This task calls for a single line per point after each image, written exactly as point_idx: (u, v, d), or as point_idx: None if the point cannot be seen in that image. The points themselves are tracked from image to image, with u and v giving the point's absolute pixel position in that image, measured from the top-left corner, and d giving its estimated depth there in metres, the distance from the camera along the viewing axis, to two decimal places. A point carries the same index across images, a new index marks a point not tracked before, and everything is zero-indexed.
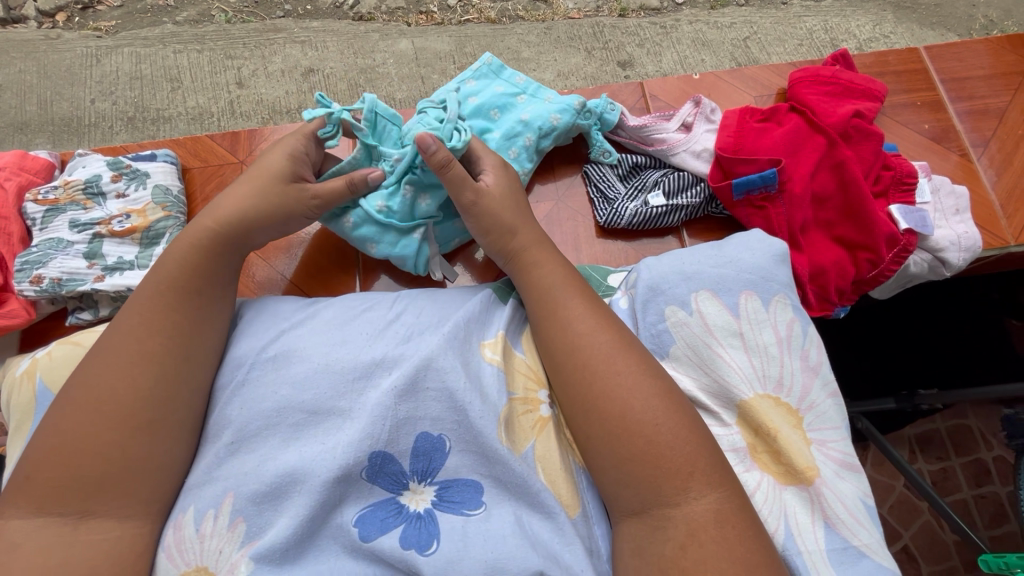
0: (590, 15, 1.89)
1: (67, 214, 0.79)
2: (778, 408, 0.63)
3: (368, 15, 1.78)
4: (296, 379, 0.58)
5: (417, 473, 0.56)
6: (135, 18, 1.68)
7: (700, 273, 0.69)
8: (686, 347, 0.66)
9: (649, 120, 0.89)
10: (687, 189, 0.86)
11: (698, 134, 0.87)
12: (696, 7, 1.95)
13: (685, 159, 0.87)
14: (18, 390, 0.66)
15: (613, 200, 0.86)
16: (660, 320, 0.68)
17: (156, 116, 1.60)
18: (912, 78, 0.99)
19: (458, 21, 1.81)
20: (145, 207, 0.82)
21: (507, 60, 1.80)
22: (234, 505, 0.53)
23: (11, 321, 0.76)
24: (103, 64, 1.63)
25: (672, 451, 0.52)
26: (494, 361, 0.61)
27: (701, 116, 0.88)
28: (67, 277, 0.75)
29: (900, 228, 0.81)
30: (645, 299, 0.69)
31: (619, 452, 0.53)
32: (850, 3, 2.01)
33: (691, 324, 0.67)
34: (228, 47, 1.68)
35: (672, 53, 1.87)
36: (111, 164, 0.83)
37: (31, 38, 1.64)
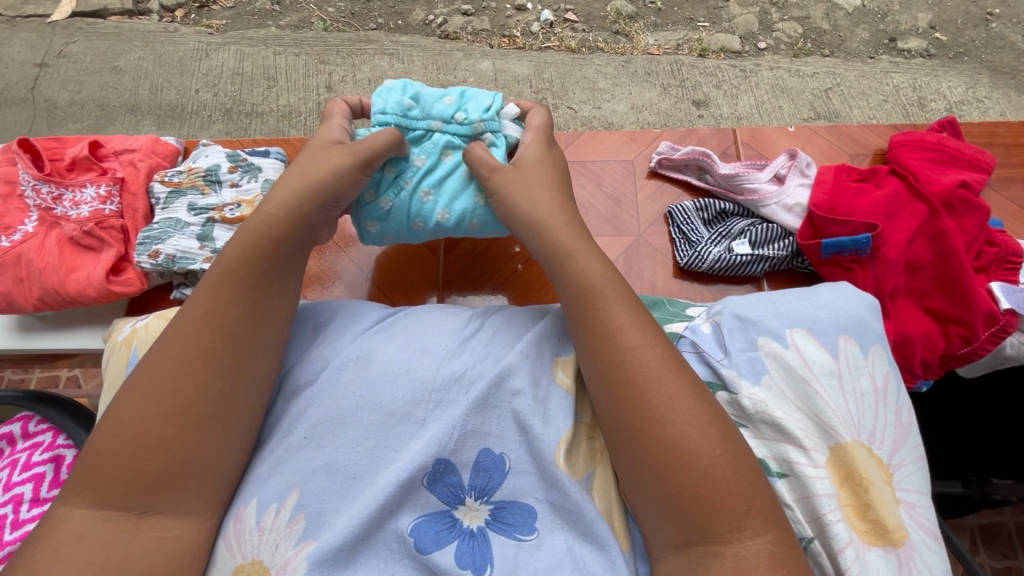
0: (669, 52, 1.93)
1: (188, 198, 0.86)
2: (872, 459, 0.59)
3: (454, 34, 1.88)
4: (374, 382, 0.61)
5: (474, 489, 0.57)
6: (243, 19, 1.83)
7: (794, 312, 0.67)
8: (780, 378, 0.63)
9: (740, 169, 0.90)
10: (773, 241, 0.86)
11: (792, 187, 0.86)
12: (778, 54, 1.97)
13: (775, 211, 0.86)
14: (115, 354, 0.71)
15: (696, 243, 0.86)
16: (751, 349, 0.66)
17: (251, 110, 1.71)
18: (1021, 152, 0.95)
19: (539, 47, 1.89)
20: (253, 198, 0.87)
21: (583, 88, 1.83)
22: (298, 501, 0.55)
23: (125, 289, 0.83)
24: (211, 59, 1.76)
25: (728, 487, 0.49)
26: (564, 384, 0.62)
27: (795, 169, 0.87)
28: (179, 255, 0.81)
29: (1002, 307, 0.77)
30: (733, 327, 0.68)
31: (663, 481, 0.50)
32: (941, 63, 1.98)
33: (786, 358, 0.64)
34: (323, 53, 1.80)
35: (749, 98, 1.86)
36: (230, 156, 0.89)
37: (152, 30, 1.80)
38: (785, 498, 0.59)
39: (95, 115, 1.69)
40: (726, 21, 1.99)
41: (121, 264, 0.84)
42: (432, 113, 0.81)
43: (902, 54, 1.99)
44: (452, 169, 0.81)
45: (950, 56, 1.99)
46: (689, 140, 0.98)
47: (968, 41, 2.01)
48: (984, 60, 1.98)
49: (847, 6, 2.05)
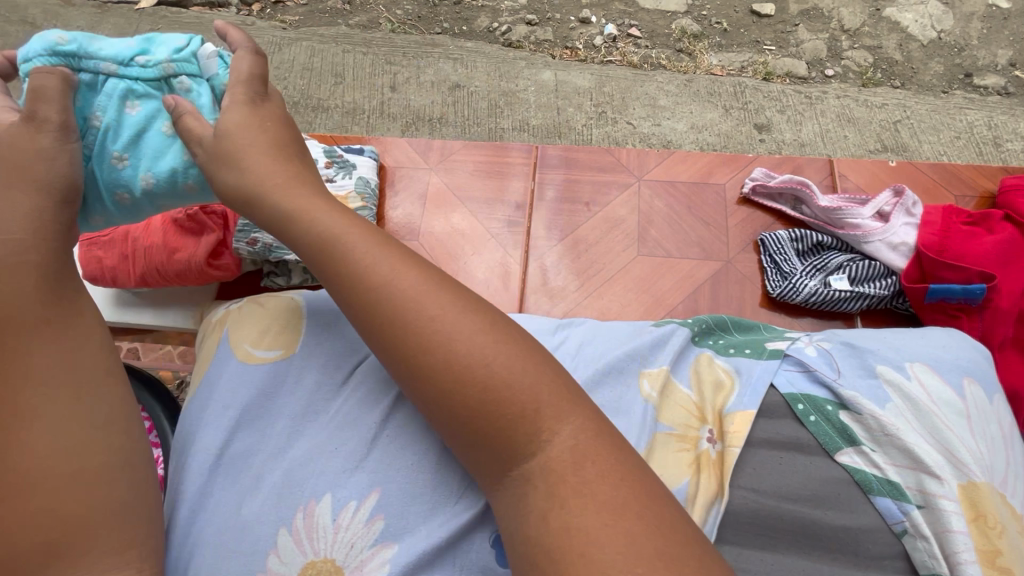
0: (732, 74, 1.90)
1: None
2: (1005, 505, 0.53)
3: (517, 42, 1.90)
4: None
5: None
6: (315, 17, 1.89)
7: (910, 347, 0.63)
8: (905, 407, 0.58)
9: (840, 203, 0.89)
10: (874, 278, 0.85)
11: (897, 225, 0.85)
12: (846, 82, 1.92)
13: (879, 249, 0.85)
14: (210, 334, 0.71)
15: (790, 275, 0.87)
16: (871, 376, 0.60)
17: (317, 105, 1.76)
18: None
19: (601, 61, 1.89)
20: (348, 195, 0.89)
21: (643, 105, 1.82)
22: (378, 501, 0.56)
23: (221, 273, 0.90)
24: (283, 53, 1.82)
25: (506, 391, 0.50)
26: (647, 397, 0.63)
27: (900, 208, 0.86)
28: (275, 245, 0.86)
29: None
30: (846, 352, 0.63)
31: (457, 402, 0.50)
32: (1020, 103, 1.90)
33: (910, 391, 0.58)
34: (390, 54, 1.84)
35: (813, 125, 1.82)
36: (327, 151, 0.91)
37: (231, 22, 1.88)
38: (920, 531, 0.53)
39: None
40: (793, 45, 1.96)
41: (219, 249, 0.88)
42: (104, 54, 0.68)
43: (979, 90, 1.92)
44: (142, 125, 0.70)
45: None
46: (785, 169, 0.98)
47: None
48: None
49: (922, 37, 1.99)
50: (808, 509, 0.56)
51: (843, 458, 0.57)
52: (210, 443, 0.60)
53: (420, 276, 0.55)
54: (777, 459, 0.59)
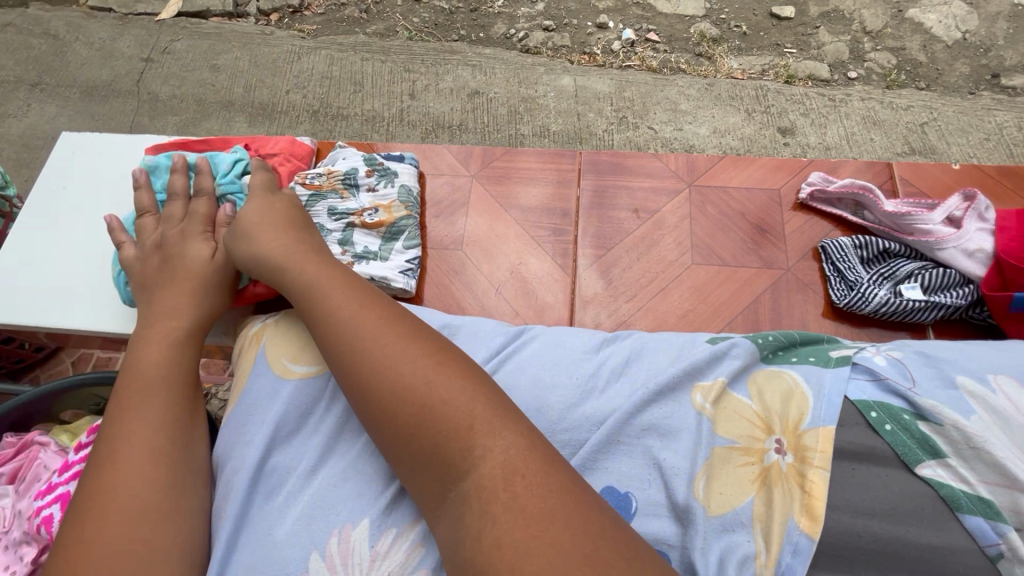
0: (754, 77, 1.88)
1: (327, 202, 0.87)
2: None
3: (535, 48, 1.89)
4: None
5: None
6: (333, 26, 1.90)
7: (990, 358, 0.60)
8: (994, 421, 0.55)
9: (905, 208, 0.87)
10: (948, 287, 0.82)
11: (971, 231, 0.82)
12: (869, 84, 1.89)
13: (953, 256, 0.82)
14: (247, 349, 0.71)
15: (856, 286, 0.84)
16: (951, 386, 0.57)
17: (337, 113, 1.75)
18: None
19: (620, 65, 1.87)
20: (391, 204, 0.89)
21: (664, 109, 1.80)
22: (420, 530, 0.57)
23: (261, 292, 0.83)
24: (302, 61, 1.82)
25: (449, 412, 0.52)
26: (703, 410, 0.61)
27: (973, 213, 0.83)
28: None
29: None
30: (919, 363, 0.61)
31: (405, 426, 0.54)
32: None
33: (996, 403, 0.56)
34: (408, 61, 1.84)
35: (838, 128, 1.79)
36: (367, 160, 0.91)
37: (250, 32, 1.88)
38: (1016, 553, 0.50)
39: (192, 110, 1.76)
40: (815, 48, 1.93)
41: None
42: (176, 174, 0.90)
43: (1006, 91, 1.89)
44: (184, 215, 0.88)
45: None
46: (842, 172, 0.96)
47: None
48: None
49: (946, 38, 1.95)
50: (888, 526, 0.54)
51: (925, 471, 0.55)
52: (248, 459, 0.61)
53: (376, 314, 0.61)
54: (849, 472, 0.56)
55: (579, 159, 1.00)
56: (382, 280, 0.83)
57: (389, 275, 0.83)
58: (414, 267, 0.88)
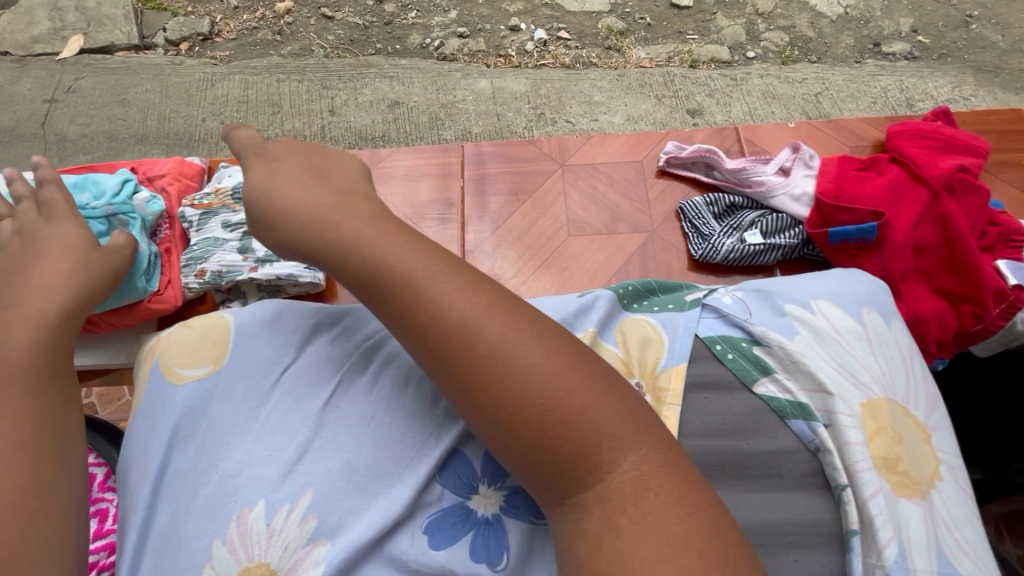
0: (661, 65, 1.98)
1: (220, 217, 0.92)
2: (903, 418, 0.59)
3: (451, 55, 1.94)
4: (391, 379, 0.64)
5: (487, 477, 0.60)
6: (246, 50, 1.89)
7: (814, 287, 0.69)
8: (810, 337, 0.63)
9: (746, 164, 0.96)
10: (784, 230, 0.91)
11: (797, 179, 0.91)
12: (767, 62, 2.03)
13: (784, 202, 0.91)
14: (140, 361, 0.69)
15: (709, 236, 0.92)
16: (784, 313, 0.65)
17: (257, 136, 1.74)
18: (1012, 137, 0.99)
19: (535, 65, 1.94)
20: None
21: (579, 102, 1.87)
22: (311, 501, 0.56)
23: (162, 304, 0.88)
24: (216, 88, 1.81)
25: (608, 424, 0.50)
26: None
27: (799, 162, 0.92)
28: (225, 269, 0.86)
29: (1009, 284, 0.81)
30: (756, 297, 0.69)
31: (503, 424, 0.51)
32: (926, 65, 2.04)
33: (815, 323, 0.64)
34: (325, 78, 1.85)
35: (741, 104, 1.91)
36: (253, 173, 0.96)
37: (159, 63, 1.86)
38: (825, 445, 0.57)
39: (104, 146, 1.72)
40: (714, 33, 2.06)
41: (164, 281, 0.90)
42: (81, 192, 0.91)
43: (888, 57, 2.06)
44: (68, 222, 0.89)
45: (935, 58, 2.05)
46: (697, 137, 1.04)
47: (950, 42, 2.08)
48: (967, 60, 2.05)
49: (830, 14, 2.11)
50: (725, 442, 0.60)
51: (760, 388, 0.62)
52: (150, 465, 0.60)
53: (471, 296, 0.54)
54: (702, 400, 0.63)
55: (463, 151, 1.05)
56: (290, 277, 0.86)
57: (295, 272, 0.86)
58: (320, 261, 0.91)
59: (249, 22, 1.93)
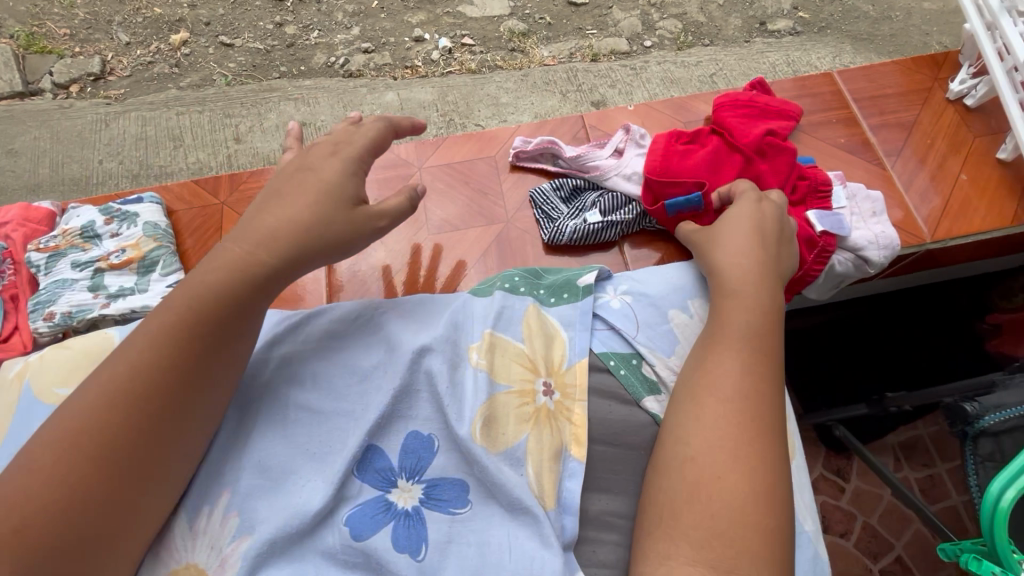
0: (564, 61, 2.05)
1: (69, 257, 0.88)
2: None
3: (357, 71, 1.94)
4: (304, 383, 0.69)
5: (405, 471, 0.64)
6: (142, 85, 1.84)
7: (688, 288, 0.84)
8: (688, 343, 0.78)
9: (583, 150, 1.02)
10: (620, 207, 0.96)
11: (628, 159, 0.99)
12: (663, 49, 2.12)
13: (617, 181, 0.97)
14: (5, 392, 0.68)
15: (555, 219, 0.97)
16: (663, 322, 0.80)
17: (160, 172, 1.70)
18: (826, 99, 1.11)
19: (442, 73, 1.97)
20: (137, 241, 0.91)
21: (487, 105, 1.91)
22: (229, 501, 0.61)
23: (8, 353, 0.82)
24: (111, 128, 1.76)
25: (743, 499, 0.55)
26: (480, 366, 0.69)
27: (631, 143, 1.00)
28: (75, 309, 0.83)
29: (818, 232, 0.87)
30: (645, 304, 0.81)
31: (738, 498, 0.55)
32: (809, 38, 2.18)
33: (691, 325, 0.80)
34: (227, 107, 1.82)
35: (643, 91, 1.98)
36: (102, 210, 0.93)
37: (47, 108, 1.78)
38: None
39: None
40: (612, 26, 2.14)
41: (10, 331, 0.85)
42: None
43: (773, 35, 2.19)
44: None
45: (816, 31, 2.19)
46: (543, 129, 1.10)
47: (828, 15, 2.22)
48: (845, 31, 2.20)
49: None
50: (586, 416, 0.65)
51: (650, 403, 0.73)
52: None
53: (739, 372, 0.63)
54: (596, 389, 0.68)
55: None
56: (144, 309, 0.85)
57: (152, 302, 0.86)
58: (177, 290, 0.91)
59: (143, 56, 1.88)
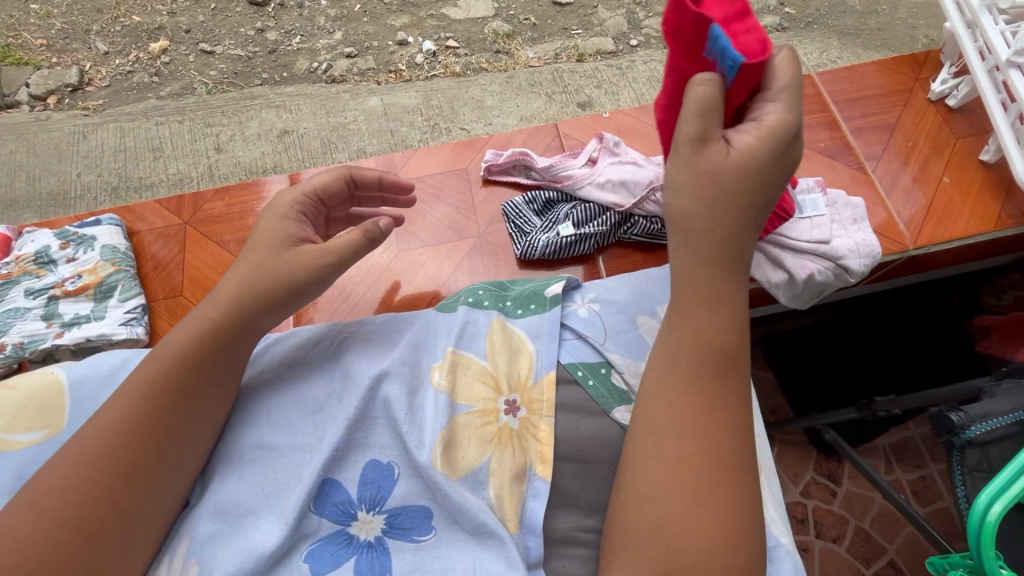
0: (549, 62, 2.02)
1: (21, 284, 0.87)
2: None
3: (340, 77, 1.92)
4: (263, 420, 0.66)
5: (365, 502, 0.62)
6: (121, 96, 1.82)
7: (656, 294, 0.83)
8: None
9: (556, 160, 0.97)
10: (594, 218, 0.93)
11: (602, 168, 0.93)
12: (649, 48, 2.10)
13: (589, 192, 0.93)
14: None
15: (528, 233, 0.95)
16: (632, 329, 0.79)
17: (138, 184, 1.67)
18: (806, 102, 1.10)
19: (425, 77, 1.95)
20: (94, 266, 0.90)
21: (472, 109, 1.89)
22: (188, 548, 0.58)
23: None
24: (88, 140, 1.73)
25: (705, 521, 0.55)
26: (442, 387, 0.67)
27: (604, 151, 0.95)
28: (28, 340, 0.82)
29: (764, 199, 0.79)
30: (614, 312, 0.80)
31: (697, 523, 0.55)
32: (796, 34, 2.16)
33: (658, 330, 0.79)
34: (208, 116, 1.79)
35: (630, 91, 1.95)
36: (59, 234, 0.91)
37: (23, 121, 1.75)
38: None
39: None
40: (597, 25, 2.12)
41: None
42: None
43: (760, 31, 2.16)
44: None
45: (802, 27, 2.18)
46: (518, 140, 1.08)
47: (814, 11, 2.21)
48: (832, 26, 2.18)
49: None
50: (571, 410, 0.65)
51: (619, 415, 0.70)
52: None
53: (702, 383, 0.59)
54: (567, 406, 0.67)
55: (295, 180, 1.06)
56: (101, 338, 0.83)
57: (113, 330, 0.85)
58: (137, 314, 0.89)
59: (122, 66, 1.85)
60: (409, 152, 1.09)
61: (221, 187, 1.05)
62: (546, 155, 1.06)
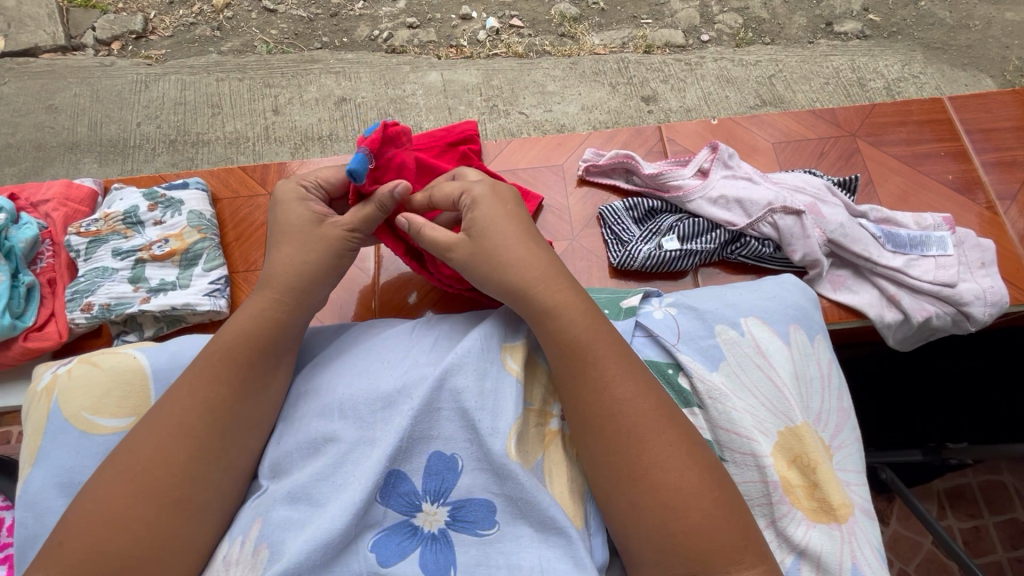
0: (615, 50, 1.92)
1: (110, 244, 0.87)
2: (817, 440, 0.63)
3: (401, 47, 1.85)
4: (325, 407, 0.61)
5: (430, 493, 0.56)
6: (183, 47, 1.80)
7: (745, 303, 0.72)
8: (736, 364, 0.67)
9: (664, 168, 0.93)
10: (701, 234, 0.89)
11: (714, 180, 0.90)
12: (721, 44, 1.97)
13: (701, 206, 0.90)
14: (37, 405, 0.66)
15: (627, 243, 0.90)
16: (709, 336, 0.69)
17: (196, 140, 1.69)
18: (936, 128, 1.03)
19: (487, 55, 1.87)
20: (181, 231, 0.90)
21: (532, 93, 1.84)
22: (261, 531, 0.54)
23: (44, 342, 0.84)
24: (151, 90, 1.74)
25: (690, 507, 0.51)
26: (513, 371, 0.60)
27: (718, 162, 0.91)
28: (114, 302, 0.84)
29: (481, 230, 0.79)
30: (691, 317, 0.71)
31: (664, 514, 0.51)
32: (878, 43, 2.01)
33: (742, 344, 0.68)
34: (267, 76, 1.77)
35: (696, 90, 1.89)
36: (147, 195, 0.91)
37: (87, 65, 1.76)
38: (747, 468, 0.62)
39: (33, 157, 1.66)
40: (669, 16, 1.98)
41: (47, 318, 0.86)
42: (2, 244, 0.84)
43: (841, 35, 2.01)
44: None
45: (886, 36, 2.03)
46: (618, 138, 1.04)
47: (901, 20, 2.05)
48: (918, 37, 2.03)
49: None
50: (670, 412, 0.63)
51: None
52: None
53: (616, 376, 0.57)
54: None
55: None
56: (184, 307, 0.84)
57: (190, 301, 0.84)
58: (221, 286, 0.88)
59: (186, 17, 1.82)
60: (505, 142, 1.06)
61: (304, 160, 1.02)
62: (647, 159, 1.02)
